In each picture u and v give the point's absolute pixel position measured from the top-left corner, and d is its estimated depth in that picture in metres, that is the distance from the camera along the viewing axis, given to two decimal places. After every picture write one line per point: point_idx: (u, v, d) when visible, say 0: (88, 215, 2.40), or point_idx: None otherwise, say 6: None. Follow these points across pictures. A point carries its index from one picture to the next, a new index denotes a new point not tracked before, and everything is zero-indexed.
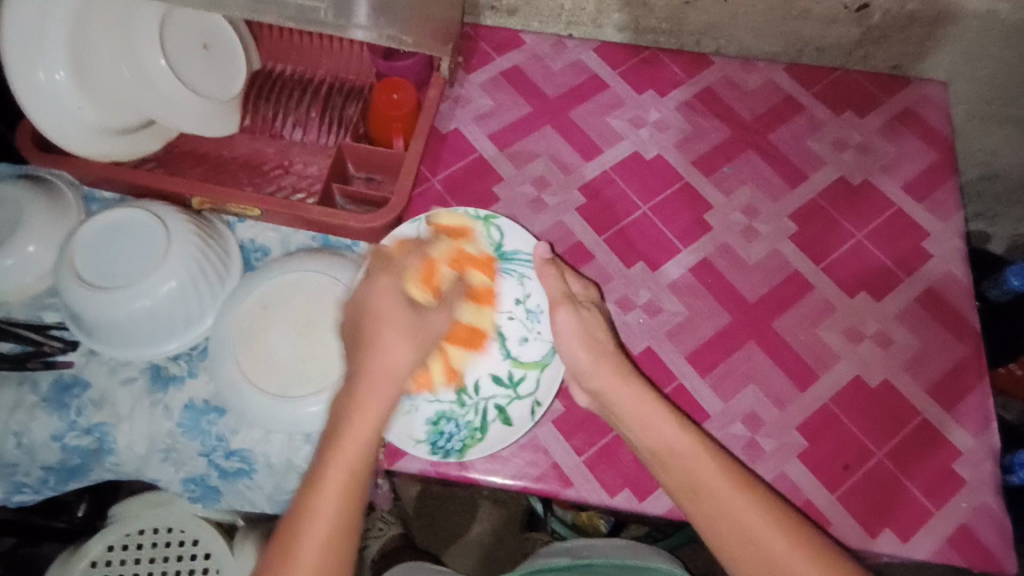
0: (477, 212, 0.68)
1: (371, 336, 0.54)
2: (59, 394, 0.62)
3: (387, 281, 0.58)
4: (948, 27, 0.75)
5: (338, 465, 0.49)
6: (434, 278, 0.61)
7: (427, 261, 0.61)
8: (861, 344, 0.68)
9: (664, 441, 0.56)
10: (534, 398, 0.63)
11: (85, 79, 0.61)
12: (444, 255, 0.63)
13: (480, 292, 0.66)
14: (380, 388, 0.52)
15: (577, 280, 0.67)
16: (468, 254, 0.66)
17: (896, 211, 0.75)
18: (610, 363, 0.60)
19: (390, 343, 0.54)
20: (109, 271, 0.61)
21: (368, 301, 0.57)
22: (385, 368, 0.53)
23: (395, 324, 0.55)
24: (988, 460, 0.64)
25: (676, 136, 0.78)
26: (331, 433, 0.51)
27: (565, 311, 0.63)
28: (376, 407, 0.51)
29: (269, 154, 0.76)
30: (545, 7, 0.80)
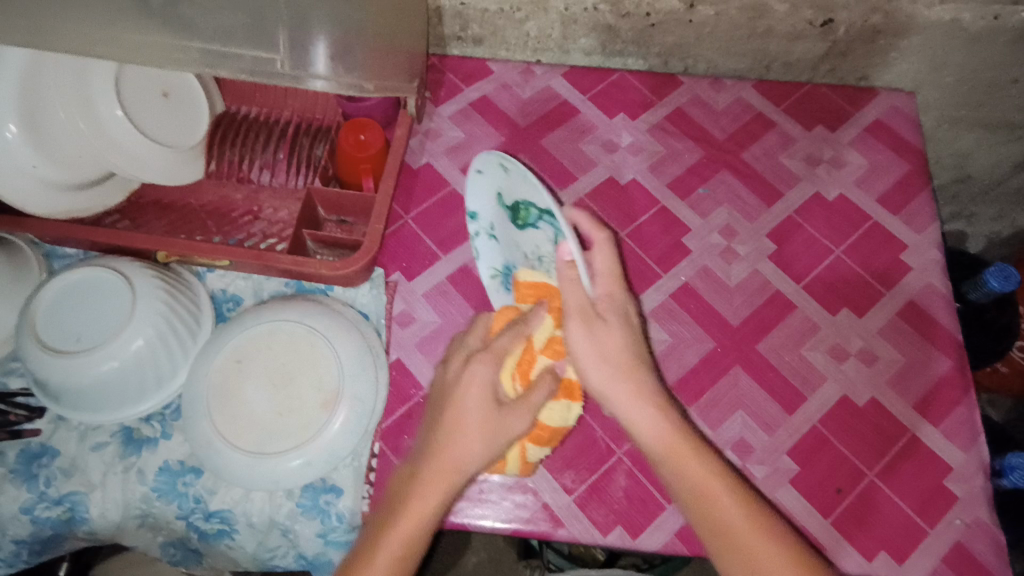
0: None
1: (443, 437, 0.47)
2: (27, 465, 0.60)
3: (483, 371, 0.48)
4: (911, 39, 0.76)
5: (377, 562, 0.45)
6: (529, 371, 0.52)
7: (525, 342, 0.52)
8: (845, 362, 0.68)
9: (716, 513, 0.48)
10: None
11: (38, 136, 0.60)
12: (542, 337, 0.53)
13: (571, 386, 0.55)
14: (447, 476, 0.46)
15: (602, 282, 0.53)
16: (519, 286, 0.57)
17: (872, 224, 0.75)
18: (633, 388, 0.51)
19: (473, 429, 0.46)
20: (72, 334, 0.59)
21: (456, 384, 0.49)
22: (461, 433, 0.46)
23: (473, 423, 0.46)
24: (979, 474, 0.64)
25: (649, 159, 0.78)
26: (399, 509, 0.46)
27: (577, 327, 0.51)
28: (477, 459, 0.46)
29: (237, 201, 0.74)
30: (511, 35, 0.80)
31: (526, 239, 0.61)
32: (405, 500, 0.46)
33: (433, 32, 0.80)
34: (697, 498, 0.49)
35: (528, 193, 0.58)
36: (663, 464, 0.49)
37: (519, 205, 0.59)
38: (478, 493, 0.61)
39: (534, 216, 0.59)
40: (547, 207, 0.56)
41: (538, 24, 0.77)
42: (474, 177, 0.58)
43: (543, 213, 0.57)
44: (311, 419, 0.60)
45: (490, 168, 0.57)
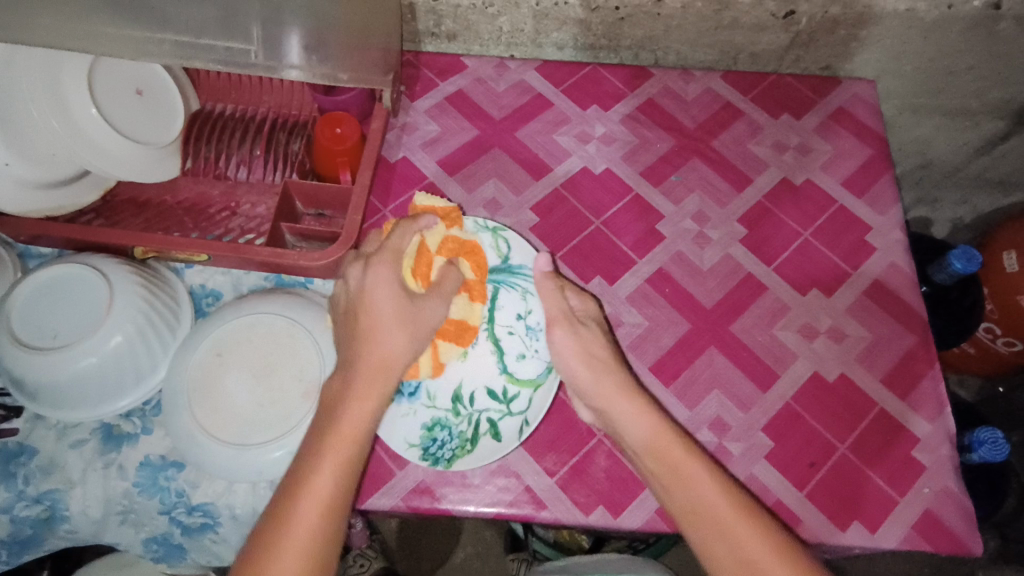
0: (486, 224, 0.68)
1: (366, 330, 0.54)
2: (4, 464, 0.60)
3: (384, 271, 0.57)
4: (870, 29, 0.78)
5: (326, 463, 0.48)
6: (427, 267, 0.61)
7: (417, 244, 0.61)
8: (816, 340, 0.70)
9: (699, 501, 0.51)
10: (525, 417, 0.62)
11: (11, 134, 0.59)
12: (434, 240, 0.62)
13: (472, 284, 0.63)
14: (377, 382, 0.52)
15: (576, 294, 0.66)
16: (460, 243, 0.64)
17: (838, 207, 0.77)
18: (614, 382, 0.59)
19: (387, 337, 0.54)
20: (49, 331, 0.58)
21: (362, 289, 0.56)
22: (381, 354, 0.53)
23: (382, 304, 0.55)
24: (945, 443, 0.66)
25: (622, 149, 0.79)
26: (325, 421, 0.50)
27: (562, 329, 0.62)
28: (370, 402, 0.51)
29: (214, 197, 0.74)
30: (484, 30, 0.81)
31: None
32: (351, 400, 0.51)
33: (407, 28, 0.81)
34: (697, 504, 0.51)
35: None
36: (666, 474, 0.54)
37: None
38: (461, 478, 0.62)
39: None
40: (500, 262, 0.67)
41: (510, 18, 0.79)
42: None
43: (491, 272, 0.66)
44: (292, 409, 0.60)
45: None
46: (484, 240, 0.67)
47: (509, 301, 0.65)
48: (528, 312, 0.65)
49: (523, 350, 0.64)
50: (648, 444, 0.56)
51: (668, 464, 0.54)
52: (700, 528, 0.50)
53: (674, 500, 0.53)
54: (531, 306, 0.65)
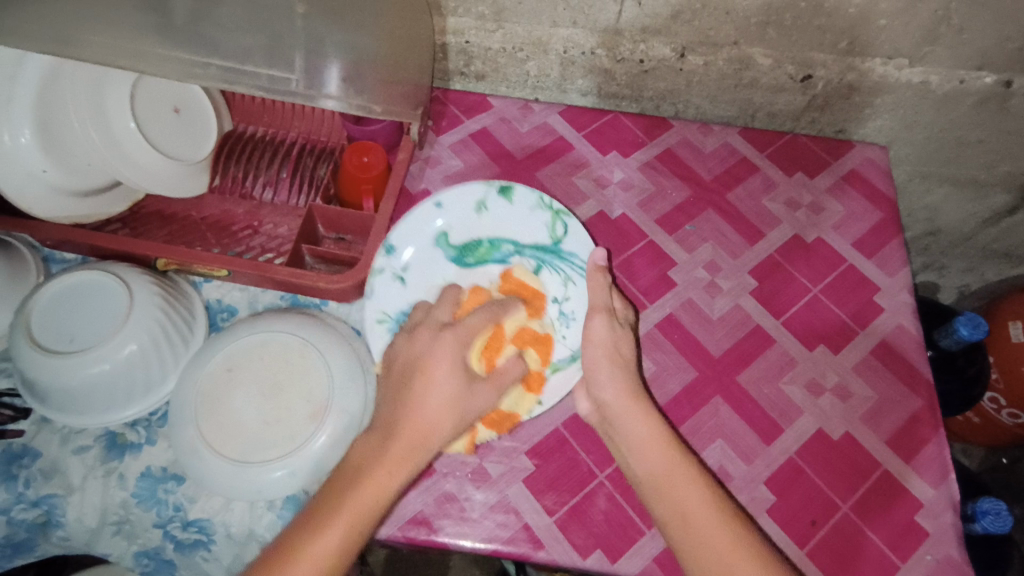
0: (549, 205, 0.73)
1: (415, 394, 0.56)
2: (7, 465, 0.60)
3: (450, 343, 0.58)
4: (884, 97, 0.81)
5: (342, 519, 0.49)
6: (495, 354, 0.62)
7: (495, 326, 0.63)
8: (822, 397, 0.70)
9: (686, 510, 0.53)
10: (537, 395, 0.65)
11: (51, 143, 0.62)
12: (511, 330, 0.65)
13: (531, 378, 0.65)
14: (412, 453, 0.53)
15: (620, 298, 0.68)
16: (534, 334, 0.67)
17: (848, 266, 0.79)
18: (628, 389, 0.61)
19: (434, 405, 0.55)
20: (65, 335, 0.59)
21: (425, 355, 0.58)
22: (420, 427, 0.54)
23: (445, 384, 0.56)
24: (948, 511, 0.65)
25: (638, 195, 0.81)
26: (355, 472, 0.52)
27: (602, 318, 0.64)
28: (399, 471, 0.52)
29: (238, 215, 0.76)
30: (512, 73, 0.84)
31: (477, 273, 0.72)
32: (378, 462, 0.52)
33: (438, 66, 0.84)
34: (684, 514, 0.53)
35: (504, 230, 0.73)
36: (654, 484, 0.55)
37: (467, 245, 0.72)
38: (459, 511, 0.61)
39: (501, 253, 0.73)
40: (551, 243, 0.72)
41: (538, 64, 0.81)
42: (432, 209, 0.71)
43: (539, 248, 0.72)
44: (297, 429, 0.60)
45: (451, 205, 0.72)
46: (543, 218, 0.73)
47: (549, 281, 0.72)
48: (565, 298, 0.71)
49: (547, 331, 0.69)
50: (662, 470, 0.56)
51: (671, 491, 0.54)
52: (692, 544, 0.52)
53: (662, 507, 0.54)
54: (569, 294, 0.71)
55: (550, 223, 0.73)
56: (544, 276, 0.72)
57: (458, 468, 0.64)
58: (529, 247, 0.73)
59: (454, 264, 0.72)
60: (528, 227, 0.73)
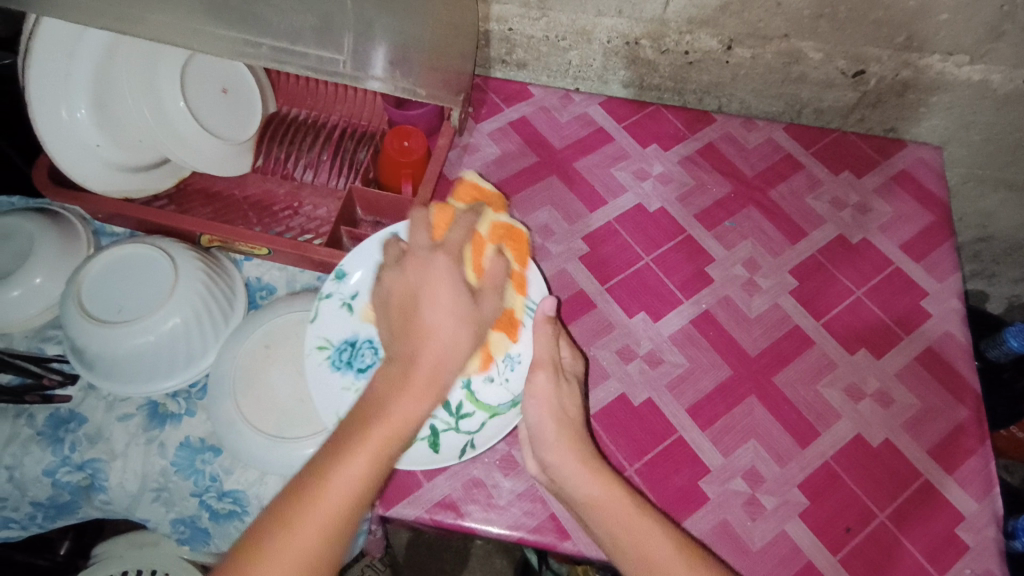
0: (533, 241, 0.68)
1: (421, 325, 0.50)
2: (54, 429, 0.62)
3: (445, 264, 0.54)
4: (940, 95, 0.78)
5: (366, 450, 0.42)
6: (479, 258, 0.62)
7: (474, 238, 0.62)
8: (861, 402, 0.68)
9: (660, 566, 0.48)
10: (471, 438, 0.60)
11: (105, 119, 0.63)
12: (505, 282, 0.64)
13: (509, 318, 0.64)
14: (433, 382, 0.47)
15: (569, 347, 0.65)
16: (506, 228, 0.67)
17: (894, 269, 0.76)
18: (569, 438, 0.57)
19: (436, 323, 0.50)
20: (114, 305, 0.61)
21: (425, 284, 0.53)
22: (440, 355, 0.49)
23: (448, 300, 0.52)
24: (991, 525, 0.63)
25: (678, 189, 0.80)
26: (369, 412, 0.45)
27: (545, 374, 0.60)
28: (425, 401, 0.46)
29: (279, 195, 0.77)
30: (554, 62, 0.83)
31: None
32: (393, 397, 0.46)
33: (480, 54, 0.84)
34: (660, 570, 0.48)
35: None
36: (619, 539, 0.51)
37: None
38: (487, 497, 0.62)
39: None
40: (518, 297, 0.65)
41: (581, 53, 0.81)
42: (387, 237, 0.64)
43: None
44: None
45: (408, 237, 0.64)
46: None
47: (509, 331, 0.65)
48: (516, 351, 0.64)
49: (492, 374, 0.63)
50: (622, 516, 0.52)
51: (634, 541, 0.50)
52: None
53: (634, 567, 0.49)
54: (523, 339, 0.65)
55: (525, 274, 0.66)
56: (509, 332, 0.65)
57: (487, 455, 0.64)
58: None
59: None
60: None
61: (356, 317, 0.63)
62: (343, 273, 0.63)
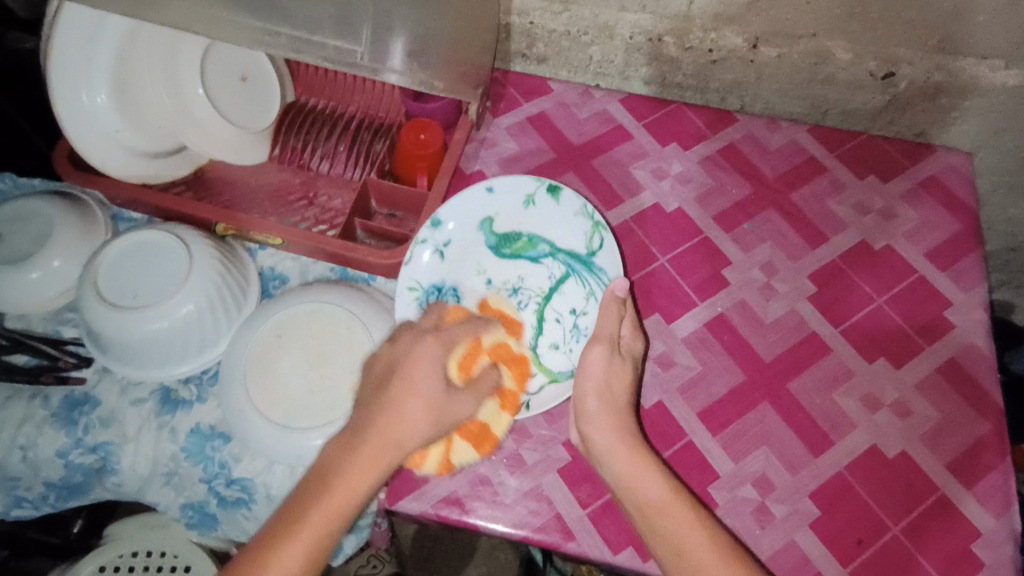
0: (591, 214, 0.69)
1: (394, 401, 0.50)
2: (68, 411, 0.63)
3: (431, 350, 0.54)
4: (973, 100, 0.76)
5: (301, 537, 0.45)
6: (472, 363, 0.58)
7: (473, 340, 0.59)
8: (878, 412, 0.67)
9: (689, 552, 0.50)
10: (527, 399, 0.63)
11: (125, 105, 0.63)
12: (488, 342, 0.61)
13: (506, 395, 0.61)
14: (384, 452, 0.49)
15: (630, 325, 0.64)
16: (510, 351, 0.63)
17: (917, 277, 0.74)
18: (613, 419, 0.58)
19: (411, 414, 0.50)
20: (129, 291, 0.61)
21: (405, 358, 0.54)
22: (399, 437, 0.49)
23: (423, 388, 0.51)
24: (1009, 543, 0.61)
25: (697, 189, 0.79)
26: (319, 484, 0.47)
27: (600, 350, 0.60)
28: (371, 474, 0.48)
29: (295, 185, 0.77)
30: (574, 57, 0.82)
31: (510, 267, 0.69)
32: (344, 469, 0.47)
33: (500, 47, 0.83)
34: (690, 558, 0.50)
35: (544, 229, 0.70)
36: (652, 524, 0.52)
37: (509, 235, 0.69)
38: (493, 494, 0.61)
39: (537, 251, 0.69)
40: (585, 253, 0.68)
41: (602, 49, 0.80)
42: (483, 192, 0.69)
43: (572, 255, 0.69)
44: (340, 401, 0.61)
45: (502, 192, 0.69)
46: (582, 226, 0.69)
47: (571, 291, 0.68)
48: (583, 312, 0.67)
49: (558, 342, 0.67)
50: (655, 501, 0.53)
51: (664, 525, 0.52)
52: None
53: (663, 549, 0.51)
54: (588, 308, 0.67)
55: (588, 233, 0.69)
56: (569, 286, 0.68)
57: (494, 452, 0.63)
58: (564, 252, 0.69)
59: (491, 251, 0.69)
60: (566, 233, 0.69)
61: (445, 265, 0.67)
62: (439, 222, 0.67)
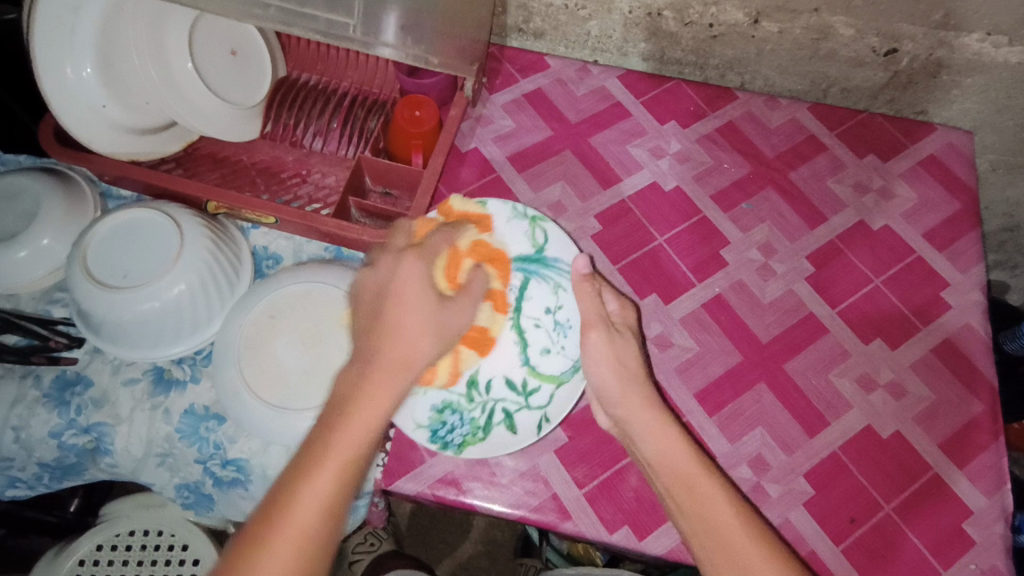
0: (524, 212, 0.67)
1: (390, 324, 0.52)
2: (60, 391, 0.63)
3: (415, 265, 0.56)
4: (975, 77, 0.75)
5: (331, 465, 0.44)
6: (455, 271, 0.61)
7: (451, 250, 0.61)
8: (873, 392, 0.67)
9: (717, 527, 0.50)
10: (543, 413, 0.61)
11: (111, 79, 0.62)
12: (466, 244, 0.64)
13: (496, 296, 0.65)
14: (395, 375, 0.50)
15: (615, 296, 0.65)
16: (488, 250, 0.65)
17: (915, 258, 0.74)
18: (640, 398, 0.58)
19: (408, 328, 0.52)
20: (119, 271, 0.60)
21: (394, 282, 0.55)
22: (402, 355, 0.51)
23: (416, 309, 0.53)
24: (1000, 521, 0.62)
25: (695, 168, 0.78)
26: (339, 409, 0.47)
27: (598, 333, 0.61)
28: (389, 391, 0.49)
29: (287, 162, 0.76)
30: (572, 32, 0.80)
31: None
32: (356, 401, 0.48)
33: (496, 21, 0.81)
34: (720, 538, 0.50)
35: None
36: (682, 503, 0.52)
37: None
38: (489, 475, 0.61)
39: None
40: (534, 251, 0.66)
41: (601, 24, 0.78)
42: None
43: (522, 260, 0.66)
44: (335, 381, 0.61)
45: None
46: (521, 228, 0.67)
47: (539, 293, 0.66)
48: (558, 308, 0.65)
49: (547, 345, 0.64)
50: (683, 479, 0.53)
51: (692, 499, 0.52)
52: (718, 560, 0.49)
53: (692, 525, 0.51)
54: (560, 301, 0.65)
55: (529, 232, 0.67)
56: (533, 288, 0.66)
57: None
58: (513, 259, 0.66)
59: None
60: (506, 241, 0.67)
61: None
62: None
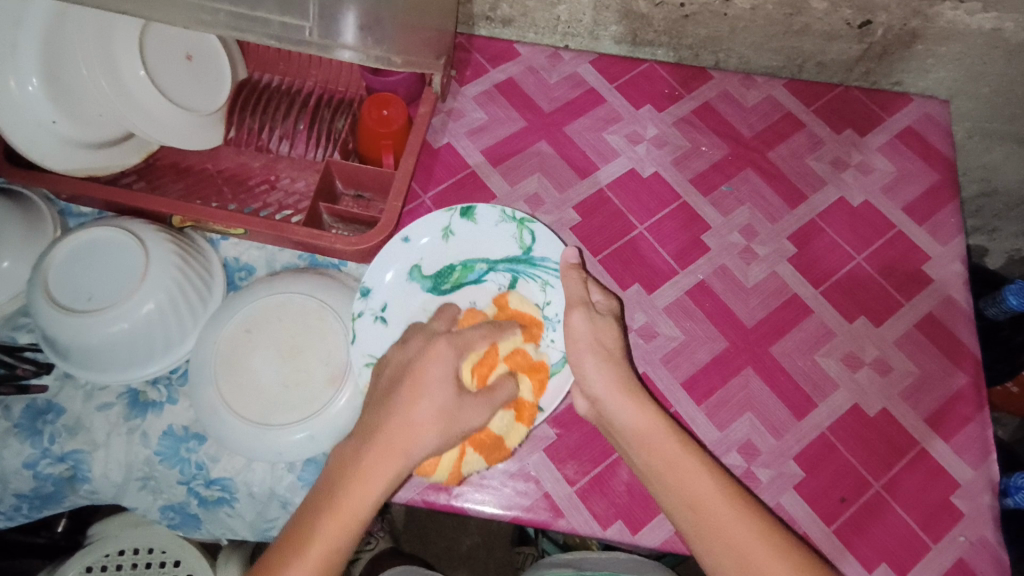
0: (512, 215, 0.66)
1: (404, 406, 0.51)
2: (32, 420, 0.61)
3: (444, 349, 0.54)
4: (950, 46, 0.74)
5: (334, 525, 0.48)
6: (489, 370, 0.57)
7: (489, 348, 0.58)
8: (859, 371, 0.67)
9: (702, 500, 0.51)
10: (537, 403, 0.61)
11: (60, 92, 0.59)
12: (507, 350, 0.59)
13: (524, 408, 0.59)
14: (399, 453, 0.50)
15: (600, 290, 0.64)
16: (529, 358, 0.60)
17: (896, 233, 0.74)
18: (615, 376, 0.58)
19: (421, 423, 0.51)
20: (83, 293, 0.58)
21: (416, 360, 0.54)
22: (409, 434, 0.50)
23: (432, 397, 0.52)
24: (987, 492, 0.63)
25: (672, 153, 0.76)
26: (336, 480, 0.50)
27: (580, 314, 0.60)
28: (386, 474, 0.49)
29: (255, 168, 0.74)
30: (541, 18, 0.78)
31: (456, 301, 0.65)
32: (357, 475, 0.49)
33: (462, 10, 0.79)
34: (710, 514, 0.50)
35: (475, 250, 0.66)
36: (667, 479, 0.52)
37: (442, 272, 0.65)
38: (479, 478, 0.61)
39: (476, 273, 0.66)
40: (521, 252, 0.66)
41: (569, 8, 0.76)
42: (400, 243, 0.65)
43: (511, 260, 0.66)
44: (317, 393, 0.59)
45: (416, 236, 0.65)
46: (509, 229, 0.66)
47: (529, 293, 0.65)
48: (546, 303, 0.65)
49: (537, 338, 0.64)
50: (665, 457, 0.53)
51: (677, 478, 0.52)
52: (713, 542, 0.49)
53: (674, 500, 0.52)
54: (549, 297, 0.65)
55: (517, 235, 0.66)
56: (522, 287, 0.65)
57: None
58: (501, 261, 0.66)
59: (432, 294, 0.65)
60: (495, 244, 0.66)
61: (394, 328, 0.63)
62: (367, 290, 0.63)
